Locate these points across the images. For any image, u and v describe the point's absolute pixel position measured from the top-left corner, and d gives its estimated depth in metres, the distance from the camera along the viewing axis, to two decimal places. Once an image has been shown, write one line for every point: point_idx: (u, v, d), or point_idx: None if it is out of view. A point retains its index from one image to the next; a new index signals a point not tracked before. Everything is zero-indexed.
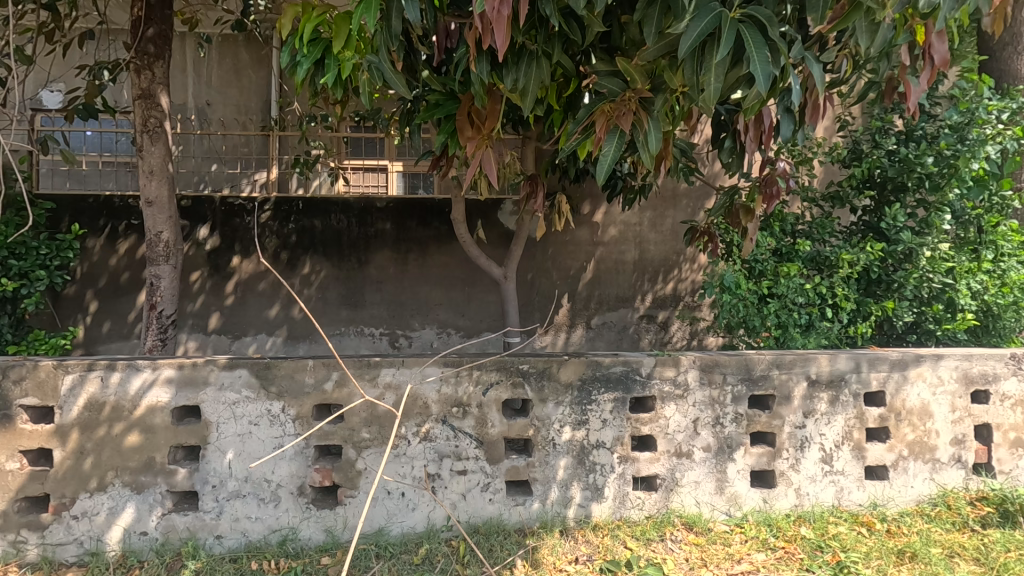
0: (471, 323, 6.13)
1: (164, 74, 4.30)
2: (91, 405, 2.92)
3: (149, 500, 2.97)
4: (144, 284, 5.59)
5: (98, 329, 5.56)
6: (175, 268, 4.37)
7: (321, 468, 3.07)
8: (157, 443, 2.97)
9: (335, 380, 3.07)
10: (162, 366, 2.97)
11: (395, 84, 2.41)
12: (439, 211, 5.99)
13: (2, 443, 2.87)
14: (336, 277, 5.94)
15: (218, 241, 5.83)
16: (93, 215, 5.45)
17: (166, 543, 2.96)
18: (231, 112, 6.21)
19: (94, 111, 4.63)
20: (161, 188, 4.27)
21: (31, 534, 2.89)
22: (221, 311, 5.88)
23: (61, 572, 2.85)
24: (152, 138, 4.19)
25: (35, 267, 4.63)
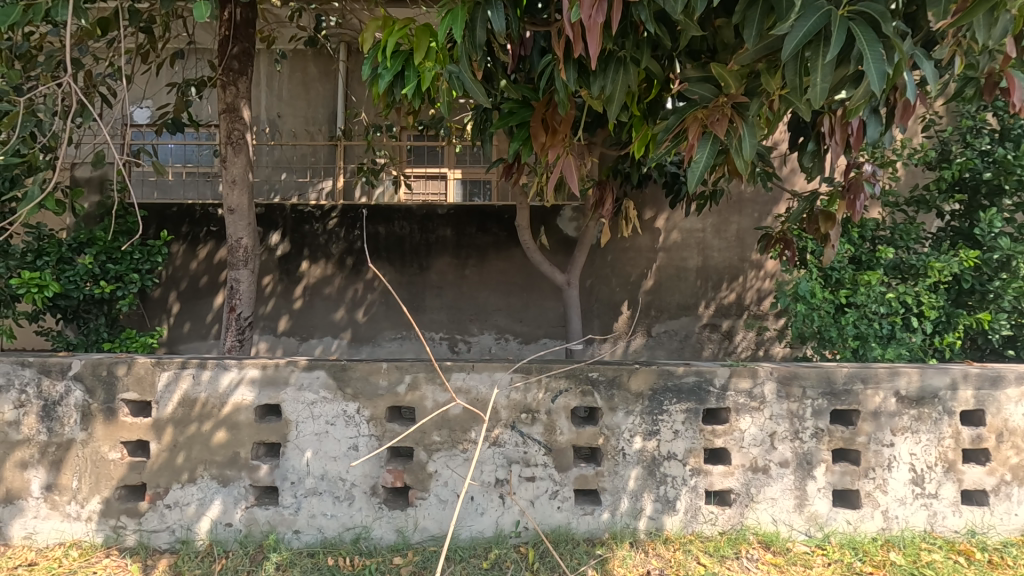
0: (529, 329, 6.10)
1: (247, 89, 4.53)
2: (184, 401, 3.10)
3: (234, 493, 3.12)
4: (221, 287, 5.90)
5: (180, 329, 5.91)
6: (253, 272, 4.58)
7: (393, 469, 3.14)
8: (242, 439, 3.11)
9: (408, 383, 3.13)
10: (247, 366, 3.12)
11: (475, 93, 2.44)
12: (498, 217, 6.02)
13: (106, 434, 3.09)
14: (398, 282, 6.09)
15: (289, 247, 6.09)
16: (176, 222, 5.82)
17: (249, 535, 3.10)
18: (300, 123, 6.51)
19: (181, 125, 4.94)
20: (242, 197, 4.49)
21: (129, 520, 3.10)
22: (291, 313, 6.14)
23: (155, 558, 3.03)
24: (235, 150, 4.42)
25: (128, 270, 4.94)
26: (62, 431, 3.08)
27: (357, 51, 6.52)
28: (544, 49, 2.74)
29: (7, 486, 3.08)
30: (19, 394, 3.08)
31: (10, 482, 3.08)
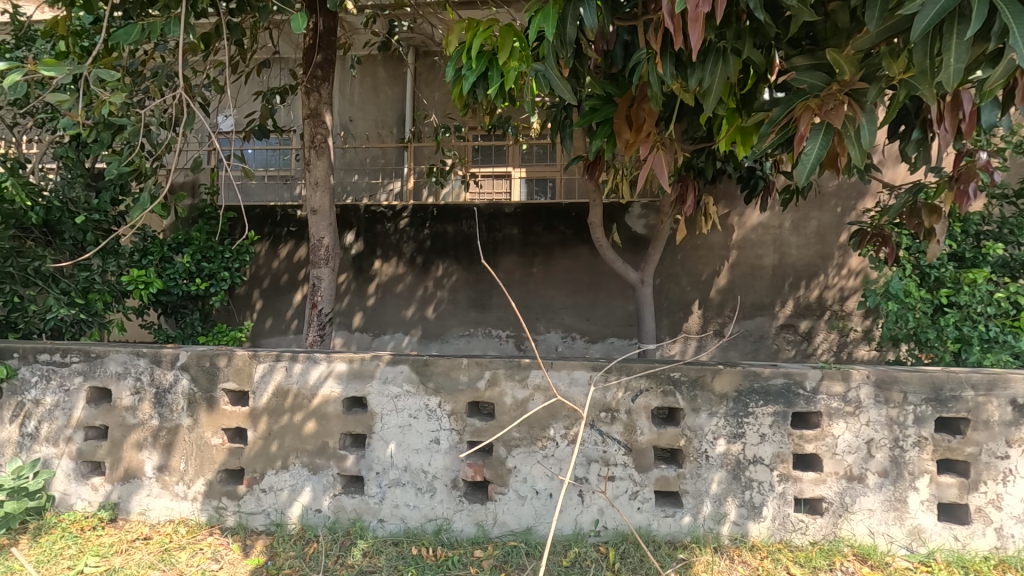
0: (596, 327, 6.02)
1: (329, 95, 4.73)
2: (279, 392, 3.29)
3: (323, 481, 3.26)
4: (300, 285, 6.17)
5: (263, 324, 6.25)
6: (334, 270, 4.76)
7: (473, 464, 3.18)
8: (330, 430, 3.25)
9: (487, 379, 3.18)
10: (336, 360, 3.26)
11: (561, 90, 2.46)
12: (565, 215, 6.00)
13: (209, 421, 3.31)
14: (466, 280, 6.17)
15: (363, 246, 6.32)
16: (260, 223, 6.19)
17: (337, 522, 3.24)
18: (371, 127, 6.73)
19: (267, 132, 5.20)
20: (323, 198, 4.67)
21: (229, 502, 3.31)
22: (364, 310, 6.36)
23: (253, 538, 3.22)
24: (318, 153, 4.61)
25: (220, 269, 5.25)
26: (171, 416, 3.33)
27: (426, 54, 6.67)
28: (627, 43, 2.72)
29: (125, 465, 3.37)
30: (134, 382, 3.36)
31: (127, 462, 3.37)
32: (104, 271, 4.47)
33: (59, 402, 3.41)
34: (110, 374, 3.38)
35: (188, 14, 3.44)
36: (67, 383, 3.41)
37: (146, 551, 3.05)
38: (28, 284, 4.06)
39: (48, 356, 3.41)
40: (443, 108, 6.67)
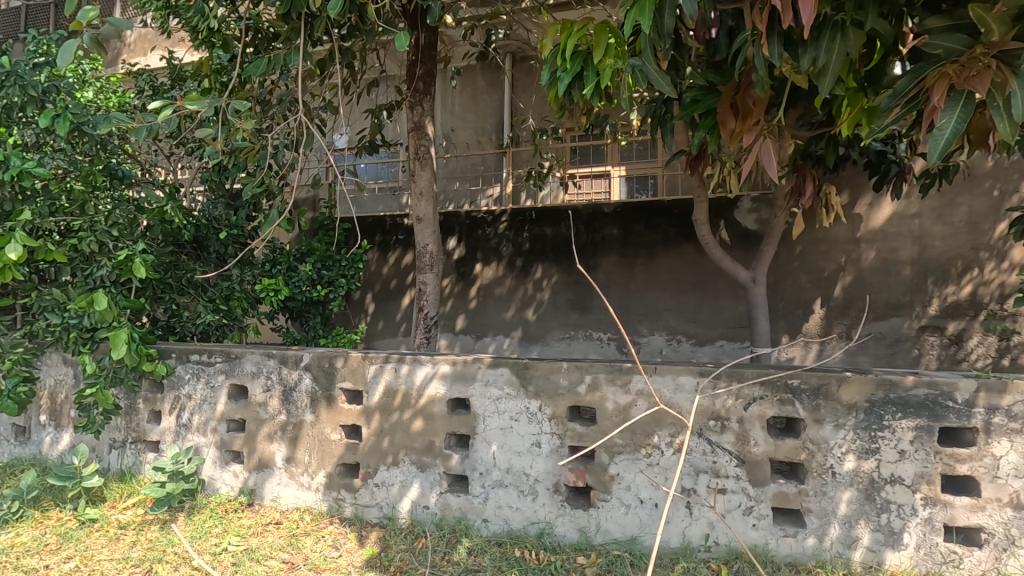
0: (703, 330, 5.70)
1: (431, 107, 4.92)
2: (388, 392, 3.48)
3: (430, 478, 3.39)
4: (407, 289, 6.47)
5: (376, 326, 6.65)
6: (438, 275, 4.94)
7: (575, 469, 3.15)
8: (436, 429, 3.38)
9: (588, 383, 3.13)
10: (440, 361, 3.38)
11: (659, 85, 2.37)
12: (668, 213, 5.76)
13: (329, 417, 3.58)
14: (566, 282, 6.13)
15: (464, 251, 6.52)
16: (371, 233, 6.61)
17: (444, 519, 3.35)
18: (471, 135, 6.93)
19: (376, 146, 5.53)
20: (427, 207, 4.85)
21: (348, 494, 3.54)
22: (467, 312, 6.53)
23: (368, 530, 3.43)
24: (421, 164, 4.79)
25: (338, 276, 5.66)
26: (297, 412, 3.65)
27: (523, 60, 6.76)
28: (731, 29, 2.56)
29: (259, 455, 3.73)
30: (266, 380, 3.72)
31: (261, 452, 3.73)
32: (242, 281, 5.02)
33: (206, 397, 3.86)
34: (246, 372, 3.77)
35: (307, 43, 3.77)
36: (213, 380, 3.85)
37: (277, 535, 3.36)
38: (183, 291, 4.64)
39: (198, 356, 3.88)
40: (540, 112, 6.72)
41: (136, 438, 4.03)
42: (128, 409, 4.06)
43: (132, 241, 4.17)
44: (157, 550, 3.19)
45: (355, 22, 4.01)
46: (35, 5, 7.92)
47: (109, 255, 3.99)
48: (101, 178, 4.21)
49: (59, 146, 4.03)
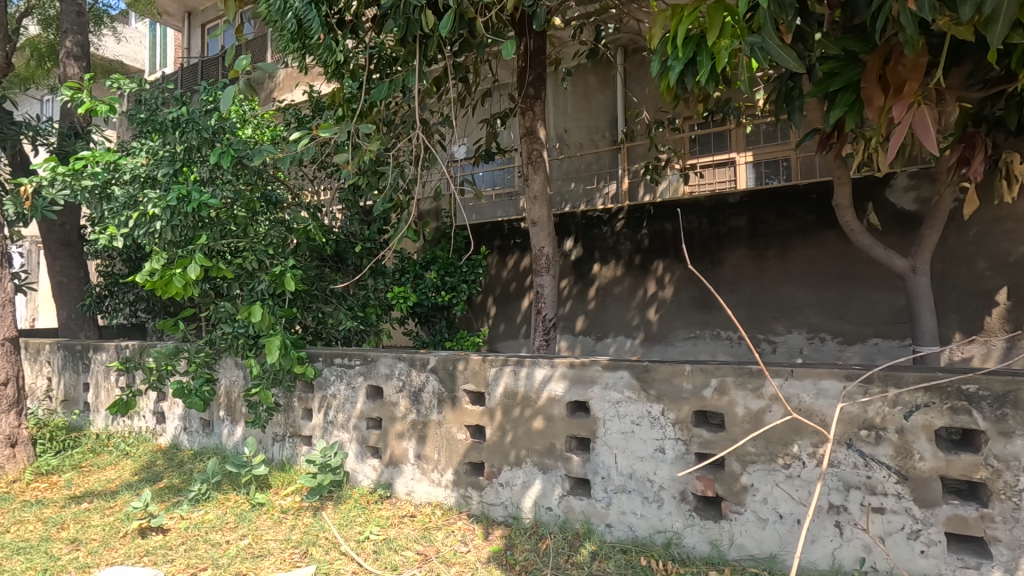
0: (852, 326, 5.09)
1: (542, 111, 4.95)
2: (509, 393, 3.56)
3: (552, 480, 3.40)
4: (526, 291, 6.58)
5: (498, 329, 6.83)
6: (554, 277, 4.95)
7: (703, 478, 2.97)
8: (557, 431, 3.38)
9: (715, 387, 2.94)
10: (558, 363, 3.39)
11: (784, 60, 2.22)
12: (804, 198, 5.24)
13: (455, 417, 3.75)
14: (689, 278, 5.82)
15: (582, 251, 6.44)
16: (491, 238, 6.82)
17: (567, 521, 3.33)
18: (585, 134, 6.87)
19: (492, 154, 5.70)
20: (542, 210, 4.86)
21: (474, 491, 3.67)
22: (586, 314, 6.43)
23: (494, 527, 3.52)
24: (534, 168, 4.82)
25: (459, 282, 5.95)
26: (426, 412, 3.87)
27: (635, 51, 6.57)
28: None
29: (394, 451, 4.00)
30: (398, 381, 4.00)
31: (396, 447, 4.00)
32: (376, 289, 5.47)
33: (348, 396, 4.24)
34: (381, 374, 4.08)
35: (423, 64, 4.00)
36: (353, 381, 4.22)
37: (412, 527, 3.59)
38: (327, 301, 5.14)
39: (340, 359, 4.29)
40: (655, 103, 6.47)
41: (292, 433, 4.54)
42: (286, 407, 4.58)
43: (284, 258, 4.72)
44: (312, 534, 3.55)
45: (466, 36, 4.16)
46: (206, 59, 9.29)
47: (266, 271, 4.56)
48: (260, 204, 4.83)
49: (227, 179, 4.67)
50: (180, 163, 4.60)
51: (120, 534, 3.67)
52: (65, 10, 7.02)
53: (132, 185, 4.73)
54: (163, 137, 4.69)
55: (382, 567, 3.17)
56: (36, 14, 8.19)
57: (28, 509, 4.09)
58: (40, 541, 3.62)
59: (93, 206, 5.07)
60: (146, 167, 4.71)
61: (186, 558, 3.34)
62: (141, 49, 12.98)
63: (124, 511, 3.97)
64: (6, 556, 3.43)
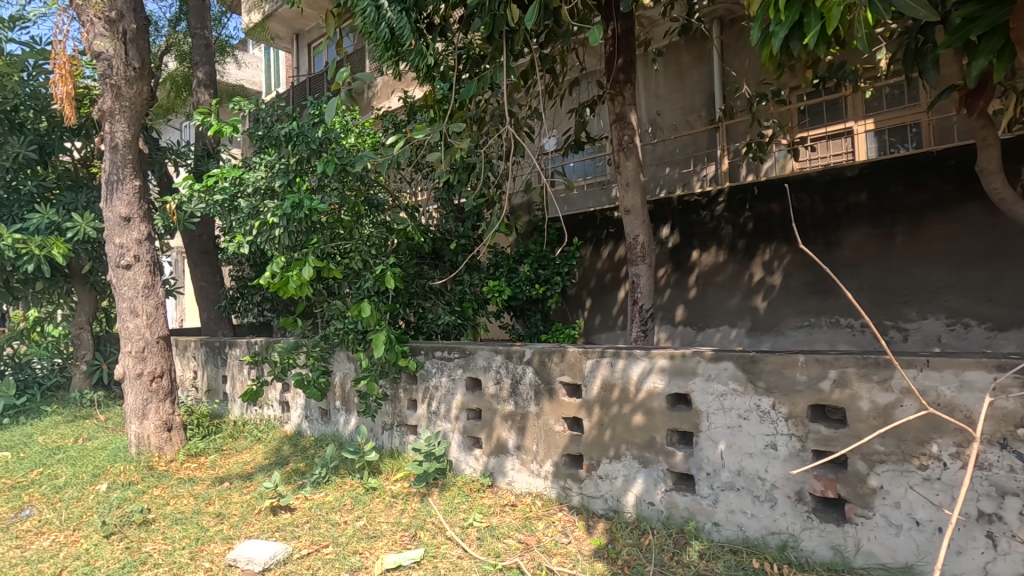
0: (1003, 310, 4.43)
1: (632, 95, 4.79)
2: (607, 386, 3.50)
3: (654, 475, 3.31)
4: (622, 282, 6.43)
5: (593, 321, 6.75)
6: (650, 266, 4.78)
7: (822, 477, 2.74)
8: (657, 425, 3.28)
9: (834, 379, 2.69)
10: (657, 355, 3.28)
11: (912, 10, 2.01)
12: (938, 167, 4.63)
13: (552, 409, 3.76)
14: (800, 262, 5.37)
15: (679, 238, 6.16)
16: (583, 229, 6.75)
17: (671, 518, 3.22)
18: (679, 115, 6.56)
19: (582, 145, 5.62)
20: (636, 197, 4.70)
21: (574, 483, 3.66)
22: (685, 303, 6.15)
23: (595, 520, 3.49)
24: (626, 154, 4.67)
25: (553, 274, 5.91)
26: (524, 403, 3.92)
27: (732, 23, 6.17)
28: None
29: (494, 442, 4.10)
30: (496, 373, 4.09)
31: (497, 437, 4.08)
32: (472, 284, 5.62)
33: (449, 388, 4.41)
34: (479, 367, 4.21)
35: (510, 59, 4.03)
36: (453, 373, 4.38)
37: (513, 516, 3.65)
38: (427, 297, 5.38)
39: (441, 352, 4.46)
40: (756, 75, 6.04)
41: (400, 422, 4.80)
42: (393, 398, 4.85)
43: (386, 257, 5.00)
44: (420, 518, 3.74)
45: (551, 26, 4.13)
46: (313, 76, 10.04)
47: (371, 270, 4.86)
48: (363, 207, 5.13)
49: (334, 186, 5.01)
50: (293, 174, 5.02)
51: (255, 510, 4.10)
52: (196, 45, 7.90)
53: (255, 197, 5.21)
54: (278, 151, 5.14)
55: (486, 553, 3.25)
56: (174, 50, 9.30)
57: (183, 485, 4.68)
58: (193, 513, 4.13)
59: (223, 218, 5.68)
60: (265, 180, 5.18)
61: (310, 535, 3.65)
62: (259, 73, 14.30)
63: (258, 491, 4.43)
64: (167, 525, 3.95)
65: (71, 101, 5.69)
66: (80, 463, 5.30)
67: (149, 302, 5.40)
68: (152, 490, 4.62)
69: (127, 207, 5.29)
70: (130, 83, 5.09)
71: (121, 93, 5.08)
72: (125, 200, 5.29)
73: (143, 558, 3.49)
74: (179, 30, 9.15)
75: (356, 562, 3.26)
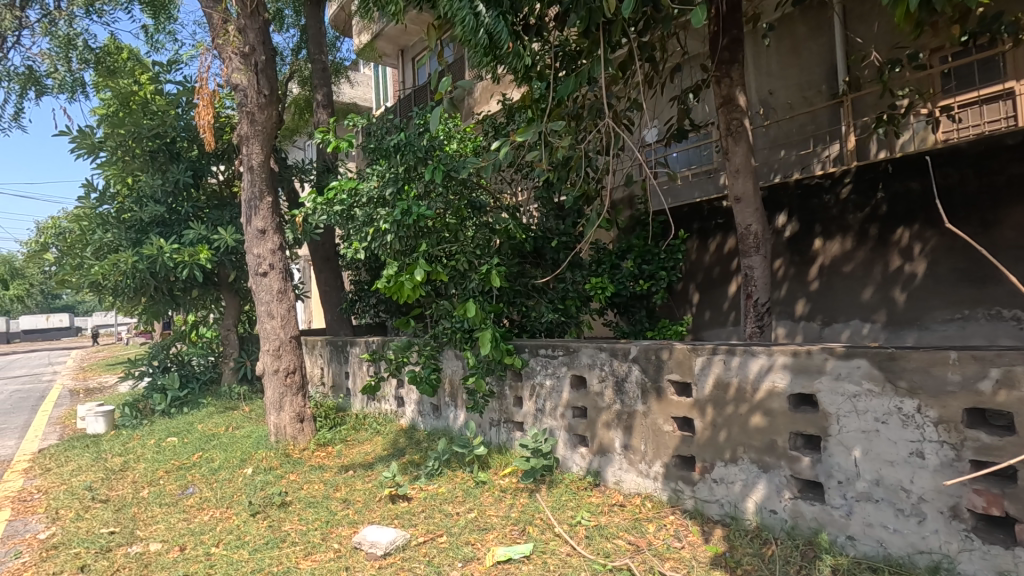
0: None
1: (740, 76, 4.49)
2: (720, 384, 3.31)
3: (776, 481, 3.07)
4: (733, 275, 6.07)
5: (702, 317, 6.42)
6: (766, 256, 4.45)
7: (984, 492, 2.39)
8: (778, 427, 3.04)
9: (996, 379, 2.34)
10: (777, 352, 3.05)
11: None
12: None
13: (660, 408, 3.64)
14: (948, 247, 4.73)
15: (797, 226, 5.69)
16: (689, 221, 6.45)
17: (797, 528, 2.97)
18: (795, 92, 6.06)
19: (686, 133, 5.36)
20: (747, 183, 4.40)
21: (686, 486, 3.51)
22: (807, 296, 5.66)
23: (711, 526, 3.32)
24: (735, 139, 4.38)
25: (658, 269, 5.76)
26: (630, 402, 3.83)
27: None
28: None
29: (600, 440, 4.04)
30: (601, 371, 4.03)
31: (603, 436, 4.02)
32: (574, 282, 5.60)
33: (554, 386, 4.42)
34: (584, 364, 4.18)
35: (607, 51, 3.97)
36: (558, 370, 4.39)
37: (622, 517, 3.58)
38: (530, 295, 5.44)
39: (545, 350, 4.49)
40: (887, 40, 5.42)
41: (507, 419, 4.89)
42: (499, 394, 4.95)
43: (490, 258, 5.14)
44: (528, 513, 3.79)
45: (650, 13, 4.01)
46: (418, 88, 10.56)
47: (476, 271, 5.02)
48: (467, 210, 5.31)
49: (439, 191, 5.24)
50: (403, 182, 5.31)
51: (376, 498, 4.40)
52: (315, 70, 8.63)
53: (369, 206, 5.58)
54: (389, 161, 5.47)
55: (595, 553, 3.21)
56: (297, 76, 10.25)
57: (314, 472, 5.13)
58: (324, 497, 4.51)
59: (342, 227, 6.15)
60: (377, 190, 5.54)
61: (426, 524, 3.84)
62: (370, 91, 15.30)
63: (378, 480, 4.74)
64: (302, 508, 4.36)
65: (214, 129, 6.45)
66: (231, 448, 6.00)
67: (283, 305, 5.99)
68: (289, 475, 5.12)
69: (263, 221, 5.91)
70: (262, 109, 5.69)
71: (255, 119, 5.69)
72: (262, 214, 5.91)
73: (283, 536, 3.87)
74: (301, 58, 10.06)
75: (469, 553, 3.37)
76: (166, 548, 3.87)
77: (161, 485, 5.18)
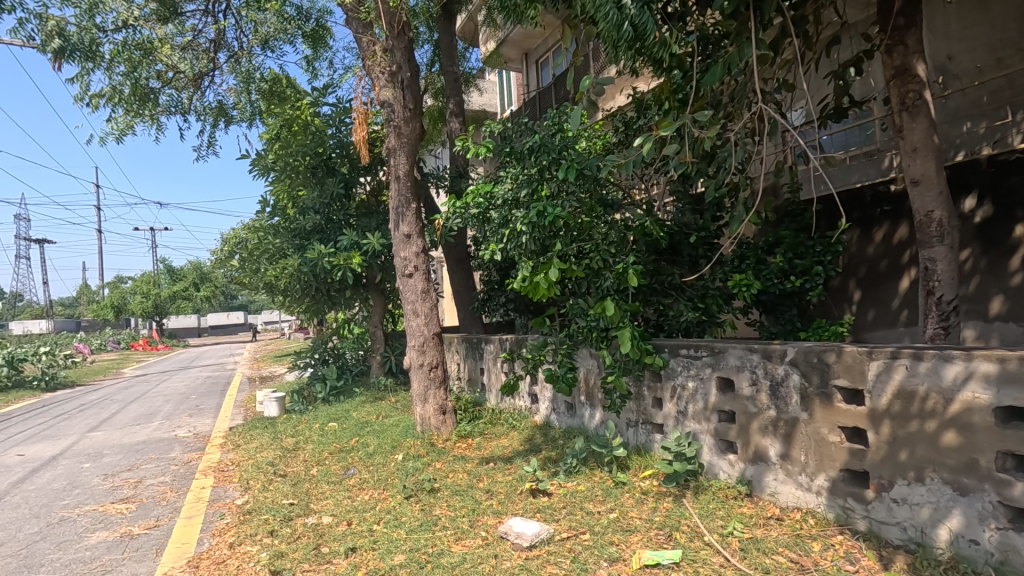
0: None
1: (919, 42, 3.94)
2: (902, 394, 2.93)
3: (977, 508, 2.65)
4: (905, 269, 5.37)
5: (865, 317, 5.78)
6: (952, 247, 3.83)
7: None
8: (980, 444, 2.63)
9: None
10: (977, 358, 2.63)
11: None
12: None
13: (825, 416, 3.32)
14: None
15: (991, 210, 4.96)
16: (850, 209, 5.87)
17: (1007, 564, 2.54)
18: (984, 54, 5.18)
19: (845, 112, 4.82)
20: (927, 164, 3.85)
21: (857, 504, 3.16)
22: (1005, 292, 4.89)
23: (890, 551, 2.96)
24: (912, 114, 3.85)
25: (813, 264, 5.19)
26: (788, 408, 3.54)
27: None
28: None
29: (752, 448, 3.79)
30: (752, 374, 3.77)
31: (755, 444, 3.76)
32: (715, 280, 5.32)
33: (698, 388, 4.23)
34: (731, 366, 3.94)
35: (758, 30, 3.67)
36: (702, 372, 4.19)
37: (781, 531, 3.32)
38: (667, 294, 5.25)
39: (688, 350, 4.31)
40: None
41: (645, 420, 4.78)
42: (637, 395, 4.85)
43: (625, 255, 5.04)
44: (674, 518, 3.67)
45: None
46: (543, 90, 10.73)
47: (611, 269, 4.95)
48: (600, 208, 5.25)
49: (572, 190, 5.25)
50: (536, 183, 5.37)
51: (517, 491, 4.53)
52: (448, 81, 9.11)
53: (504, 208, 5.73)
54: (523, 163, 5.59)
55: (752, 567, 3.02)
56: (432, 89, 10.90)
57: (458, 462, 5.42)
58: (468, 487, 4.75)
59: (478, 229, 6.41)
60: (511, 192, 5.65)
61: (568, 520, 3.87)
62: (495, 97, 15.73)
63: (518, 473, 4.89)
64: (449, 495, 4.62)
65: (365, 144, 7.08)
66: (384, 435, 6.55)
67: (426, 304, 6.40)
68: (435, 463, 5.46)
69: (408, 226, 6.36)
70: (407, 122, 6.13)
71: (401, 131, 6.15)
72: (407, 220, 6.36)
73: (434, 519, 4.14)
74: (434, 71, 10.69)
75: (614, 553, 3.34)
76: (335, 522, 4.33)
77: (327, 465, 5.81)
